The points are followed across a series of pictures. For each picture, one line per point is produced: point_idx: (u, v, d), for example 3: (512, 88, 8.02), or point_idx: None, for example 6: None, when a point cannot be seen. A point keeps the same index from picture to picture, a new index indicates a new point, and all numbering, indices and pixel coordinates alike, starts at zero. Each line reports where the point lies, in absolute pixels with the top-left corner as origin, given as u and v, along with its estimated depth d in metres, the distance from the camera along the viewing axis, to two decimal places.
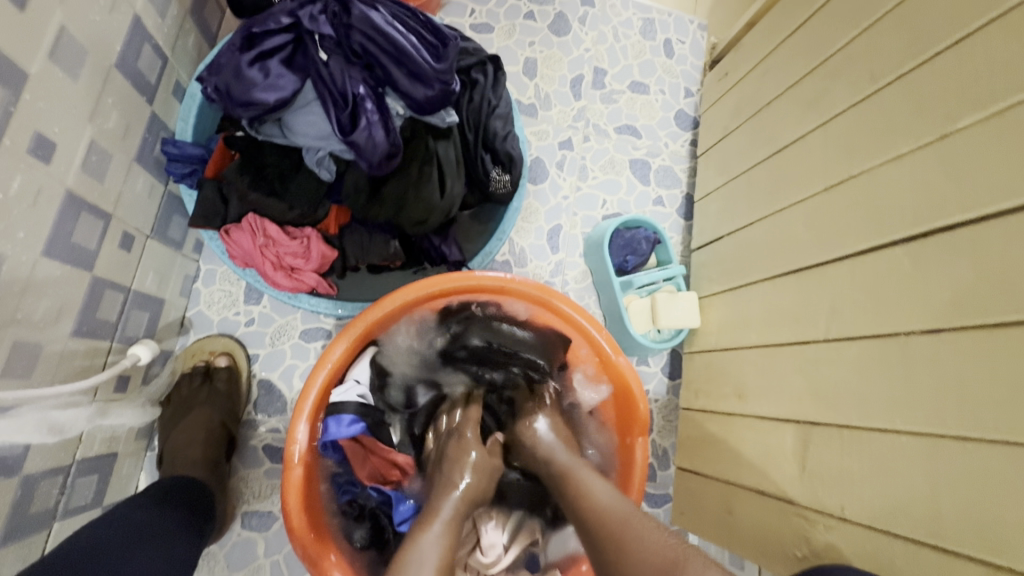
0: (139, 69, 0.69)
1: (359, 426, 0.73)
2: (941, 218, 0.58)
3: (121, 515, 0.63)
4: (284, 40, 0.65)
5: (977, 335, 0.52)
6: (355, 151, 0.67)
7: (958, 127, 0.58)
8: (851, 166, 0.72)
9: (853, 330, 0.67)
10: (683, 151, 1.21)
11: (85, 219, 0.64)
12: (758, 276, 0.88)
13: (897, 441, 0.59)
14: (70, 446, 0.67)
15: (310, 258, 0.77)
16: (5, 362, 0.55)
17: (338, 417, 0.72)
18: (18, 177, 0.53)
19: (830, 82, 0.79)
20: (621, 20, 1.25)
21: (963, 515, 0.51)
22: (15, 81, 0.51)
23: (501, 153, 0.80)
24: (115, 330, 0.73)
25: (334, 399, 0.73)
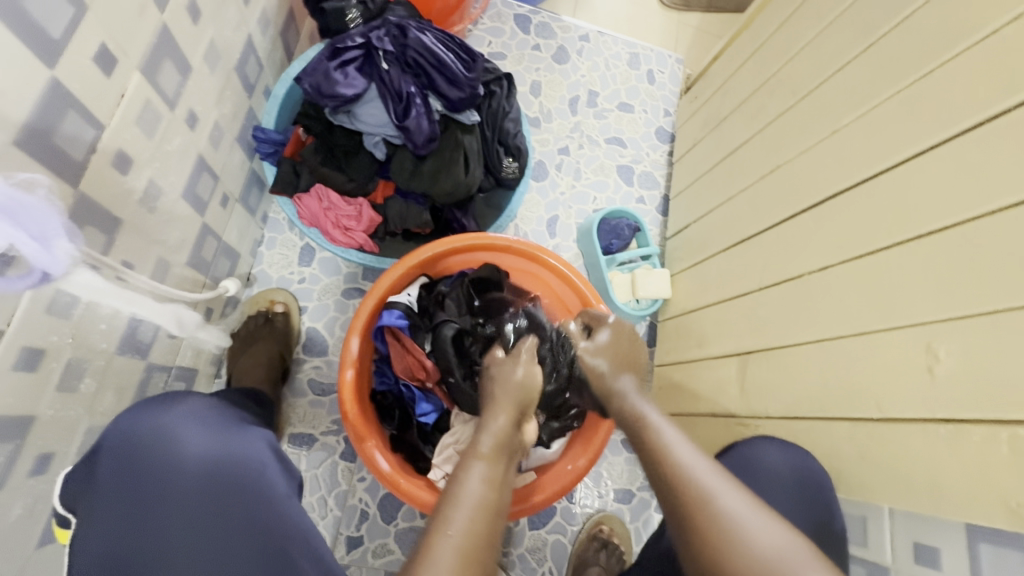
0: (246, 72, 0.92)
1: (404, 322, 0.91)
2: (831, 188, 0.81)
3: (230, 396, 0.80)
4: (358, 53, 0.89)
5: (849, 265, 0.74)
6: (406, 135, 0.91)
7: (843, 124, 0.82)
8: (778, 158, 0.95)
9: (776, 277, 0.89)
10: (662, 160, 1.45)
11: (204, 177, 0.85)
12: (714, 250, 1.10)
13: (801, 350, 0.79)
14: (174, 350, 0.87)
15: (361, 221, 1.00)
16: (152, 271, 0.77)
17: (390, 310, 0.91)
18: (178, 138, 0.75)
19: (768, 98, 1.04)
20: (612, 53, 1.51)
21: (840, 391, 0.71)
22: (185, 72, 0.73)
23: (512, 146, 1.04)
24: (209, 269, 0.95)
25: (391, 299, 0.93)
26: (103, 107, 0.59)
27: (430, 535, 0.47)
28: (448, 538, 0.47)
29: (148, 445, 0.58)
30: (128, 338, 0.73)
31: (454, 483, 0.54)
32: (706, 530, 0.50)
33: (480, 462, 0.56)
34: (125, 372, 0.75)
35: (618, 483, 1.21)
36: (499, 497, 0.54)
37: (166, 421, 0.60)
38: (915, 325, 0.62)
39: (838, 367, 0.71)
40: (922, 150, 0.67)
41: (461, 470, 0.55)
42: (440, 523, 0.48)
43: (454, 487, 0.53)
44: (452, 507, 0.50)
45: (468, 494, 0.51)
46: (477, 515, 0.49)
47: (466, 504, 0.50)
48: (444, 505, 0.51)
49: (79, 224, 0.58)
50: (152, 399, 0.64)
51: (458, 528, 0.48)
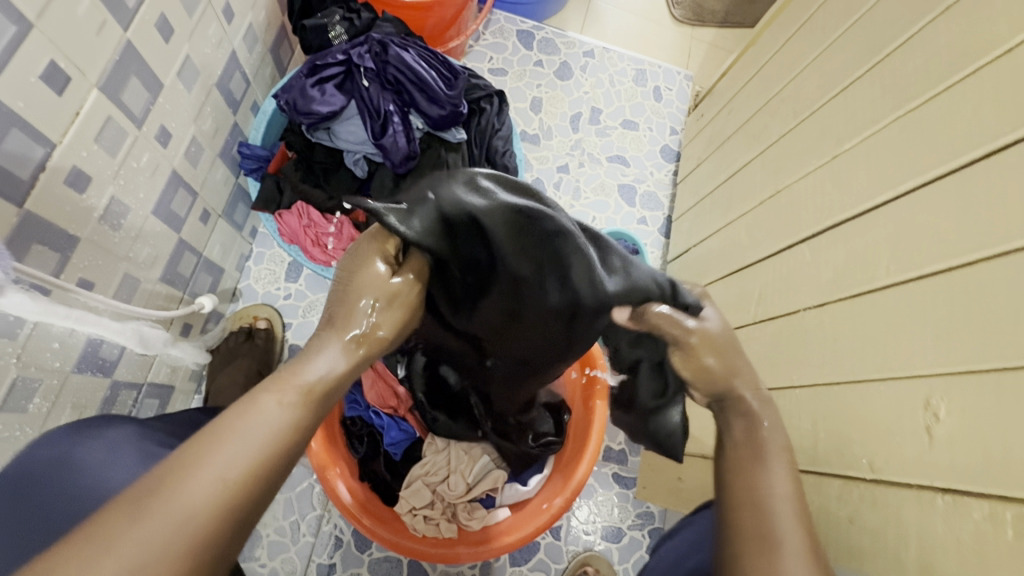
0: (230, 88, 0.92)
1: None
2: (830, 218, 0.75)
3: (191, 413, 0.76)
4: (338, 70, 0.88)
5: (844, 304, 0.67)
6: (384, 153, 0.89)
7: (846, 148, 0.75)
8: (779, 182, 0.89)
9: (771, 311, 0.82)
10: (666, 179, 1.40)
11: (180, 193, 0.85)
12: (712, 278, 1.04)
13: (793, 393, 0.73)
14: (145, 366, 0.86)
15: (342, 238, 0.98)
16: (117, 288, 0.75)
17: None
18: (147, 154, 0.74)
19: (770, 118, 0.98)
20: (617, 69, 1.47)
21: (833, 444, 0.64)
22: (155, 88, 0.72)
23: (499, 165, 1.00)
24: (187, 284, 0.94)
25: None
26: (53, 125, 0.58)
27: (170, 464, 0.38)
28: (191, 488, 0.36)
29: (48, 475, 0.55)
30: (88, 356, 0.72)
31: (242, 414, 0.41)
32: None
33: (282, 395, 0.44)
34: (85, 391, 0.74)
35: (607, 520, 1.14)
36: (296, 437, 0.43)
37: (76, 452, 0.57)
38: (914, 377, 0.55)
39: (833, 415, 0.65)
40: (925, 181, 0.60)
41: (252, 401, 0.42)
42: (191, 462, 0.38)
43: (230, 421, 0.41)
44: (215, 444, 0.39)
45: (247, 434, 0.40)
46: (249, 462, 0.39)
47: (242, 443, 0.40)
48: (209, 443, 0.39)
49: (23, 244, 0.57)
50: (77, 424, 0.61)
51: (226, 468, 0.38)
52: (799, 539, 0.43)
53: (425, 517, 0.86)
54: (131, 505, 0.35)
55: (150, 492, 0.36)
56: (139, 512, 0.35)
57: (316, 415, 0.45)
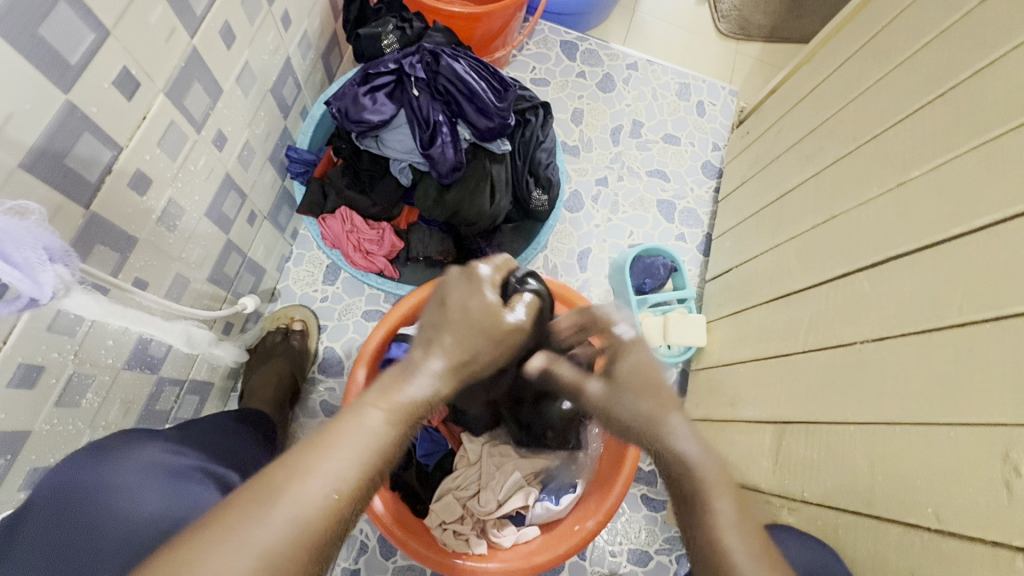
0: (283, 93, 0.93)
1: None
2: (891, 249, 0.72)
3: (219, 420, 0.78)
4: (389, 79, 0.88)
5: (909, 339, 0.64)
6: (431, 163, 0.89)
7: (912, 176, 0.72)
8: (833, 209, 0.86)
9: (822, 341, 0.79)
10: (706, 196, 1.37)
11: (231, 196, 0.86)
12: (756, 301, 1.01)
13: (847, 429, 0.70)
14: (189, 364, 0.88)
15: (383, 245, 0.98)
16: (169, 287, 0.77)
17: (400, 343, 0.87)
18: (204, 158, 0.75)
19: (825, 140, 0.95)
20: (661, 83, 1.45)
21: (892, 487, 0.61)
22: (215, 94, 0.74)
23: (543, 178, 0.99)
24: (231, 285, 0.95)
25: (403, 331, 0.90)
26: (121, 129, 0.59)
27: (284, 466, 0.40)
28: (302, 494, 0.39)
29: (88, 498, 0.54)
30: (138, 353, 0.74)
31: (351, 424, 0.44)
32: None
33: (385, 409, 0.46)
34: (134, 387, 0.76)
35: (634, 543, 1.11)
36: (393, 450, 0.45)
37: (112, 475, 0.57)
38: (988, 424, 0.52)
39: (893, 457, 0.62)
40: (1007, 216, 0.57)
41: (358, 412, 0.45)
42: (303, 469, 0.40)
43: (335, 432, 0.43)
44: (323, 454, 0.42)
45: (348, 446, 0.43)
46: (352, 473, 0.42)
47: (345, 454, 0.42)
48: (319, 452, 0.42)
49: (87, 245, 0.59)
50: (97, 446, 0.60)
51: (329, 477, 0.41)
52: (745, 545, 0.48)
53: (455, 532, 0.85)
54: (249, 505, 0.38)
55: (275, 492, 0.39)
56: (257, 515, 0.38)
57: (411, 424, 0.47)
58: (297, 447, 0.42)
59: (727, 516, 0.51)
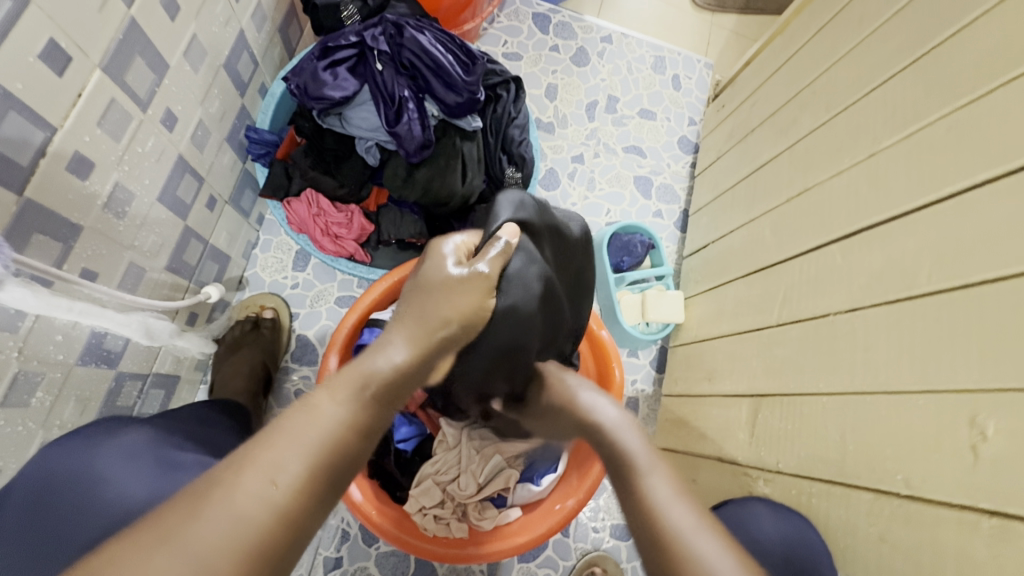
0: (238, 70, 0.88)
1: None
2: (864, 220, 0.72)
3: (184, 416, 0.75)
4: (351, 53, 0.84)
5: (879, 311, 0.65)
6: (397, 141, 0.85)
7: (884, 146, 0.72)
8: (807, 181, 0.86)
9: (797, 313, 0.79)
10: (683, 172, 1.36)
11: (186, 179, 0.82)
12: (732, 276, 1.01)
13: (819, 400, 0.70)
14: (151, 358, 0.84)
15: (352, 228, 0.95)
16: (122, 277, 0.73)
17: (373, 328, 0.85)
18: (152, 139, 0.71)
19: (800, 112, 0.94)
20: (636, 56, 1.42)
21: (863, 455, 0.62)
22: (160, 69, 0.69)
23: (516, 155, 0.97)
24: (193, 274, 0.91)
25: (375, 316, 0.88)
26: (54, 108, 0.55)
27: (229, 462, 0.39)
28: (238, 487, 0.37)
29: (67, 489, 0.54)
30: (93, 349, 0.70)
31: (299, 413, 0.42)
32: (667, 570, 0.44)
33: (335, 397, 0.44)
34: (90, 382, 0.72)
35: (616, 518, 1.12)
36: (349, 443, 0.43)
37: (94, 462, 0.56)
38: (956, 391, 0.53)
39: (863, 426, 0.63)
40: (977, 183, 0.57)
41: (312, 400, 0.44)
42: (241, 462, 0.38)
43: (284, 423, 0.42)
44: (267, 444, 0.40)
45: (297, 434, 0.41)
46: (298, 464, 0.39)
47: (294, 444, 0.40)
48: (264, 441, 0.40)
49: (24, 234, 0.55)
50: (89, 432, 0.59)
51: (273, 467, 0.39)
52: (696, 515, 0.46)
53: (435, 517, 0.85)
54: (184, 506, 0.36)
55: (212, 492, 0.37)
56: (189, 514, 0.35)
57: (372, 415, 0.45)
58: (244, 442, 0.40)
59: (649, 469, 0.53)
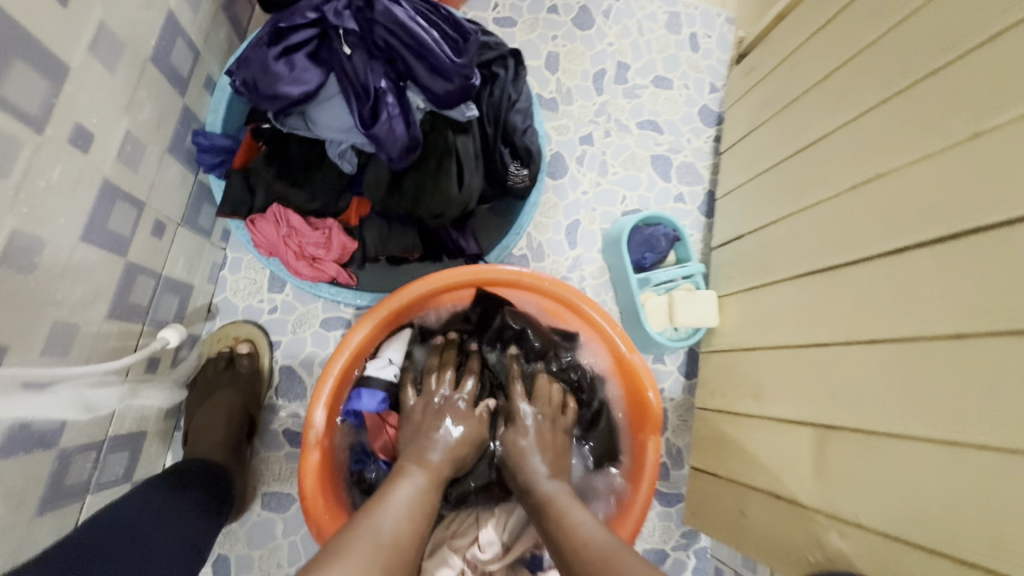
0: (173, 63, 0.71)
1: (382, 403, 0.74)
2: (970, 219, 0.57)
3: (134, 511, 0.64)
4: (310, 34, 0.67)
5: (1004, 342, 0.51)
6: (376, 144, 0.69)
7: (994, 125, 0.56)
8: (878, 165, 0.71)
9: (875, 331, 0.66)
10: (705, 148, 1.20)
11: (120, 207, 0.66)
12: (777, 277, 0.87)
13: (916, 445, 0.58)
14: (103, 423, 0.71)
15: (332, 248, 0.80)
16: (46, 341, 0.58)
17: (369, 391, 0.74)
18: (60, 165, 0.55)
19: (860, 78, 0.77)
20: (647, 13, 1.23)
21: (984, 525, 0.50)
22: (57, 75, 0.53)
23: (520, 147, 0.80)
24: (147, 314, 0.77)
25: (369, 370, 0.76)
26: None
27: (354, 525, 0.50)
28: (373, 523, 0.50)
29: None
30: (19, 436, 0.56)
31: (398, 476, 0.59)
32: (602, 574, 0.48)
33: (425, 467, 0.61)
34: (22, 473, 0.59)
35: (649, 543, 1.02)
36: (420, 525, 0.54)
37: None
38: None
39: (984, 487, 0.50)
40: None
41: (404, 475, 0.59)
42: (367, 512, 0.52)
43: (385, 497, 0.55)
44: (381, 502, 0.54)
45: (397, 505, 0.54)
46: (399, 527, 0.51)
47: (396, 504, 0.54)
48: (370, 514, 0.52)
49: None
50: None
51: (383, 527, 0.50)
52: (615, 540, 0.52)
53: None
54: (337, 541, 0.48)
55: (351, 532, 0.49)
56: (337, 551, 0.46)
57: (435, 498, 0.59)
58: (359, 515, 0.52)
59: (572, 512, 0.58)
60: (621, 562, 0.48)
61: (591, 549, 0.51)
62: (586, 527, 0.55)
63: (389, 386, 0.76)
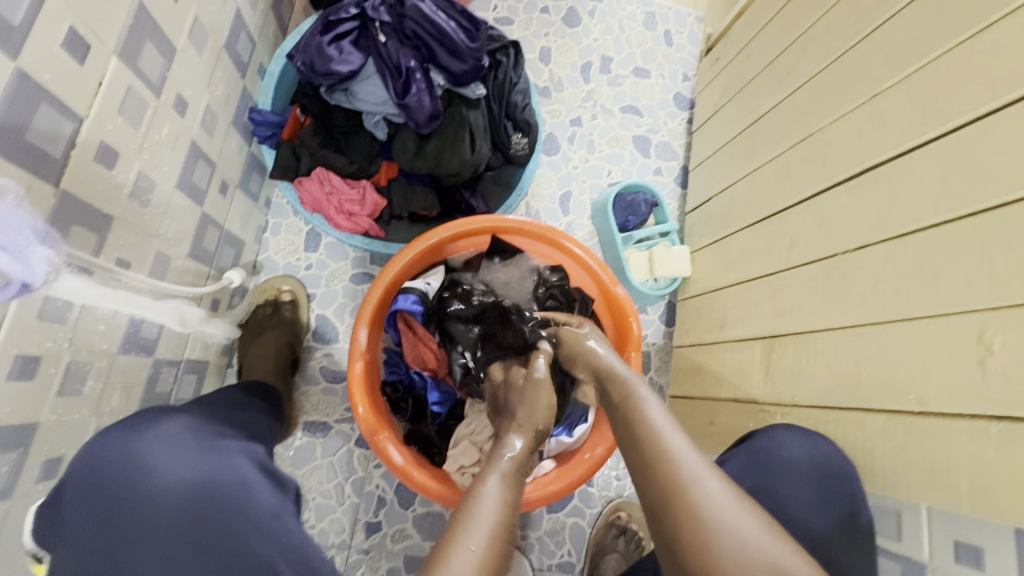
0: (238, 50, 0.87)
1: (418, 307, 0.89)
2: (870, 159, 0.74)
3: (233, 395, 0.81)
4: (353, 25, 0.83)
5: (889, 245, 0.68)
6: (407, 113, 0.85)
7: (886, 87, 0.74)
8: (809, 126, 0.88)
9: (807, 255, 0.83)
10: (680, 129, 1.37)
11: (200, 165, 0.82)
12: (737, 227, 1.04)
13: (834, 335, 0.74)
14: (182, 344, 0.86)
15: (366, 205, 0.96)
16: (151, 266, 0.74)
17: (405, 295, 0.89)
18: (167, 125, 0.71)
19: (797, 59, 0.95)
20: (627, 13, 1.41)
21: (877, 381, 0.66)
22: (170, 54, 0.69)
23: (520, 121, 0.98)
24: (212, 260, 0.92)
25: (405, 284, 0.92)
26: (79, 97, 0.55)
27: (440, 555, 0.47)
28: None
29: (122, 473, 0.56)
30: (131, 337, 0.72)
31: (483, 466, 0.58)
32: (687, 532, 0.50)
33: (498, 475, 0.56)
34: (131, 371, 0.74)
35: None
36: (518, 495, 0.56)
37: (140, 447, 0.58)
38: (966, 312, 0.57)
39: (877, 355, 0.67)
40: (982, 113, 0.59)
41: (480, 476, 0.56)
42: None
43: (474, 493, 0.54)
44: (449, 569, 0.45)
45: (490, 492, 0.54)
46: (498, 517, 0.51)
47: (476, 537, 0.48)
48: (461, 525, 0.50)
49: (65, 225, 0.55)
50: (130, 422, 0.61)
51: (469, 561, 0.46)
52: (686, 443, 0.57)
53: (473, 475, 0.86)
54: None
55: None
56: None
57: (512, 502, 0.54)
58: (458, 507, 0.53)
59: (642, 393, 0.66)
60: (693, 495, 0.51)
61: (675, 466, 0.54)
62: (663, 429, 0.59)
63: (423, 295, 0.91)
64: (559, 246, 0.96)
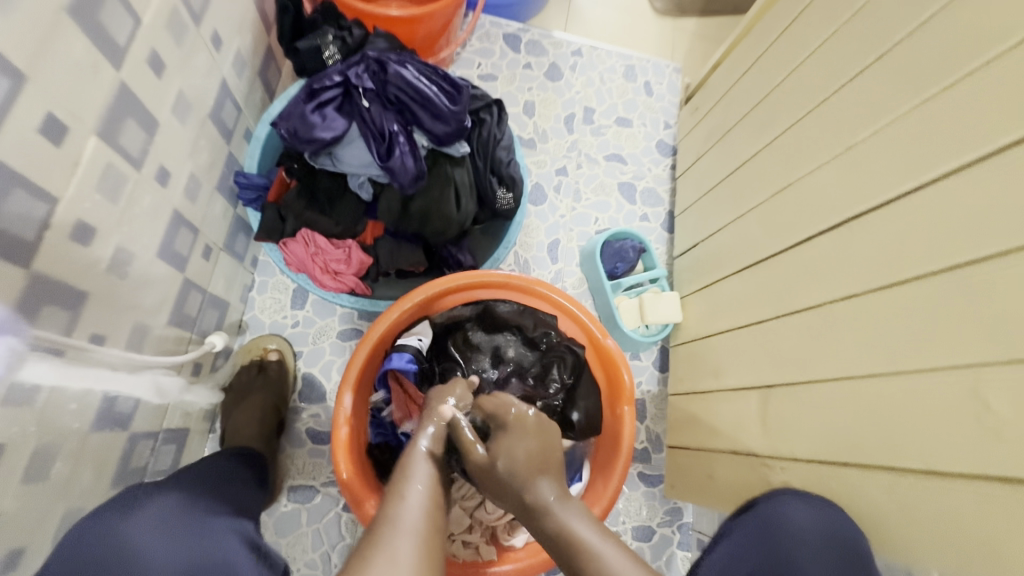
0: (223, 117, 0.88)
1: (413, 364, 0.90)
2: (853, 209, 0.75)
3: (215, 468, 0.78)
4: (336, 92, 0.85)
5: (878, 296, 0.67)
6: (391, 175, 0.86)
7: (860, 139, 0.75)
8: (791, 175, 0.89)
9: (797, 304, 0.82)
10: (664, 175, 1.39)
11: (182, 232, 0.82)
12: (727, 272, 1.04)
13: (829, 387, 0.73)
14: (161, 414, 0.83)
15: (351, 263, 0.95)
16: (128, 338, 0.72)
17: (400, 353, 0.90)
18: (148, 197, 0.71)
19: (774, 110, 0.97)
20: (607, 67, 1.46)
21: (877, 438, 0.64)
22: (151, 128, 0.69)
23: (505, 175, 0.98)
24: (194, 324, 0.90)
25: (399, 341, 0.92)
26: (55, 178, 0.55)
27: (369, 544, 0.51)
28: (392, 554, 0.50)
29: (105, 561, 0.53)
30: (104, 414, 0.69)
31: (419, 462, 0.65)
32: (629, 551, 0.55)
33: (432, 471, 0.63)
34: (102, 449, 0.71)
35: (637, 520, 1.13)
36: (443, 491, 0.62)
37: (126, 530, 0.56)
38: (959, 367, 0.56)
39: (873, 409, 0.65)
40: (953, 168, 0.61)
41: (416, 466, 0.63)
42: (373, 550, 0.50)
43: (405, 484, 0.60)
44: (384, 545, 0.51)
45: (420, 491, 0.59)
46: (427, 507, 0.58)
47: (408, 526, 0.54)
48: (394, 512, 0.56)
49: (33, 305, 0.54)
50: (115, 502, 0.60)
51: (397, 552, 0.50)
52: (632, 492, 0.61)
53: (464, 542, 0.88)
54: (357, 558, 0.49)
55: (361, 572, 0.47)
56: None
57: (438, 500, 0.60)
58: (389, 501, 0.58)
59: None
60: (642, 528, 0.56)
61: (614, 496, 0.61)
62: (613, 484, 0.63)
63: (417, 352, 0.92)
64: (548, 300, 0.95)
